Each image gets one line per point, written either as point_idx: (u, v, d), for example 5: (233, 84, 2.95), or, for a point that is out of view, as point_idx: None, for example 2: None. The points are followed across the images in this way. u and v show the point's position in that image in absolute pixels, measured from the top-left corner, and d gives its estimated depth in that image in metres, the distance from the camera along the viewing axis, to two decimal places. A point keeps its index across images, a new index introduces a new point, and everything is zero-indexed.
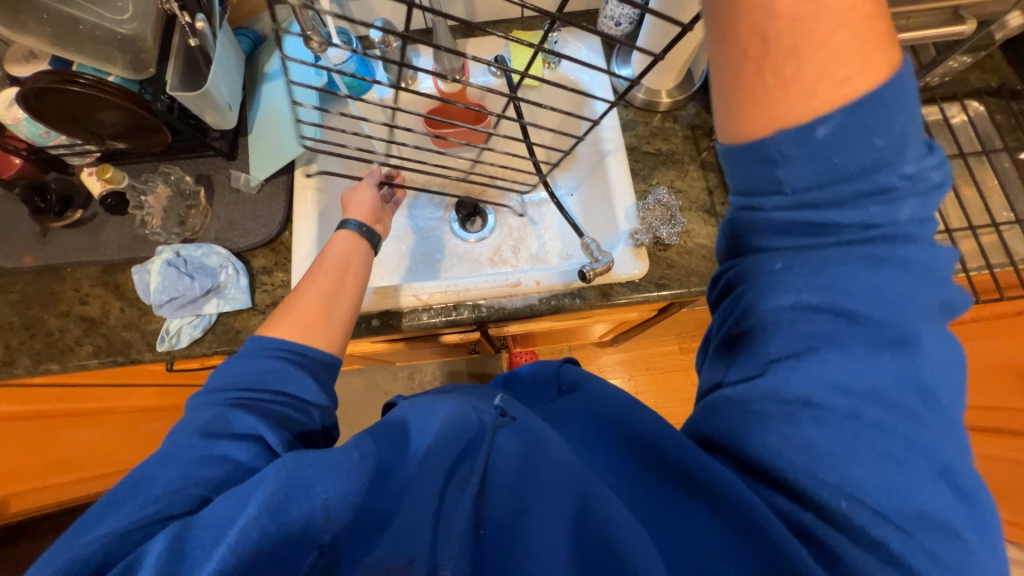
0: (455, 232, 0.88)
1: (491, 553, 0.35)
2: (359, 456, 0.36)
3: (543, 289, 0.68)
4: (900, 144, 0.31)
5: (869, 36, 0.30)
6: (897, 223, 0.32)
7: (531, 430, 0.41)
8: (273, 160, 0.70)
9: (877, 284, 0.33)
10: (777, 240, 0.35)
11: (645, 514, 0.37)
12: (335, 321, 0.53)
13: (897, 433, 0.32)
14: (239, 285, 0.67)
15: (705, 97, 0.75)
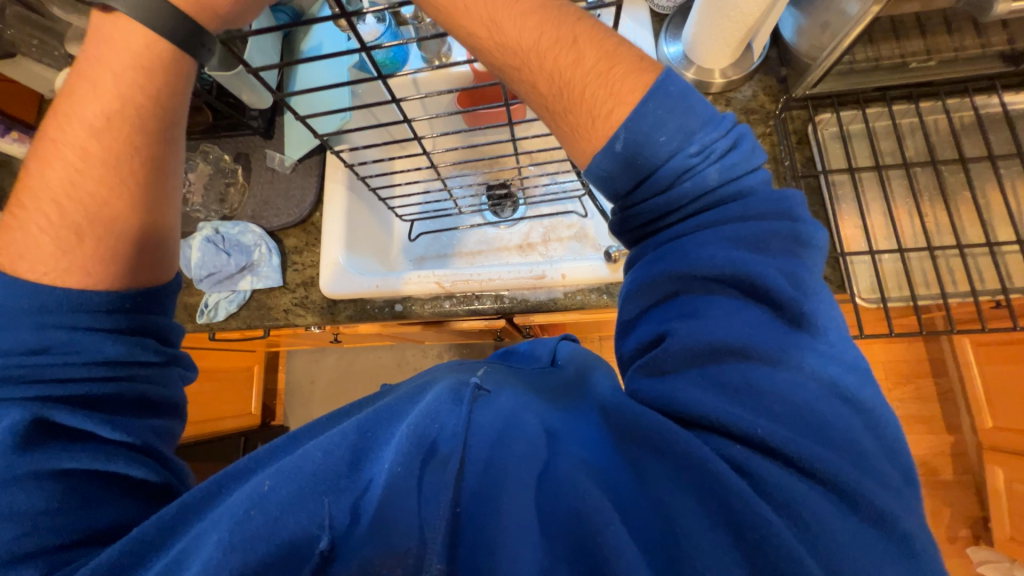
0: (486, 217, 0.86)
1: (468, 537, 0.34)
2: (323, 455, 0.36)
3: (568, 284, 0.65)
4: (683, 134, 0.35)
5: (635, 87, 0.36)
6: (721, 186, 0.35)
7: (508, 404, 0.39)
8: (306, 141, 0.70)
9: (728, 239, 0.34)
10: (662, 224, 0.37)
11: (626, 508, 0.32)
12: (125, 194, 0.43)
13: (848, 422, 0.31)
14: (271, 265, 0.69)
15: (765, 77, 0.68)
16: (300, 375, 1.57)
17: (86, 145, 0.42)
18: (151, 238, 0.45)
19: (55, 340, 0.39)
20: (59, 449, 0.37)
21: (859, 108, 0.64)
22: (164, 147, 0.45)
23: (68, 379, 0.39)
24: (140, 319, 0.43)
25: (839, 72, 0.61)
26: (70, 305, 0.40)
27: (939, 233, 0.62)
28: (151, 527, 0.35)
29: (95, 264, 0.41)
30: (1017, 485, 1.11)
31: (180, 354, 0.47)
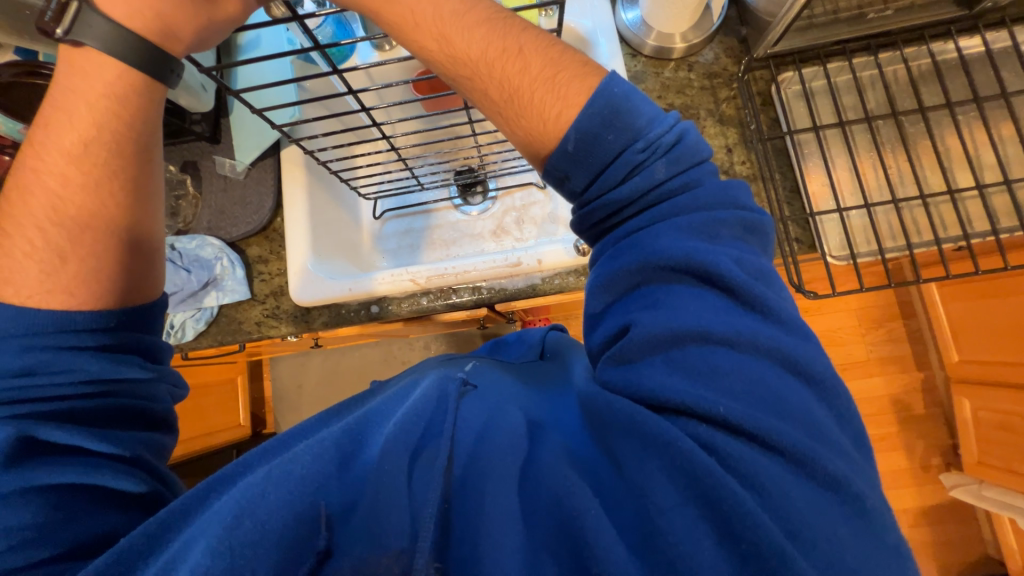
0: (457, 206, 0.84)
1: (455, 530, 0.34)
2: (313, 458, 0.36)
3: (546, 268, 0.64)
4: (631, 129, 0.36)
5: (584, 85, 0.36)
6: (671, 180, 0.36)
7: (494, 399, 0.41)
8: (258, 143, 0.67)
9: (683, 227, 0.34)
10: (619, 216, 0.37)
11: (607, 489, 0.33)
12: (107, 216, 0.41)
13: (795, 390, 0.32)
14: (236, 277, 0.66)
15: (726, 37, 0.66)
16: (286, 382, 1.53)
17: (64, 171, 0.40)
18: (137, 256, 0.42)
19: (40, 361, 0.37)
20: (49, 465, 0.35)
21: (819, 64, 0.63)
22: (143, 168, 0.43)
23: (54, 399, 0.37)
24: (124, 338, 0.40)
25: (798, 28, 0.60)
26: (52, 325, 0.38)
27: (903, 185, 0.63)
28: (140, 536, 0.34)
29: (82, 285, 0.39)
30: (983, 413, 1.19)
31: (168, 369, 0.45)
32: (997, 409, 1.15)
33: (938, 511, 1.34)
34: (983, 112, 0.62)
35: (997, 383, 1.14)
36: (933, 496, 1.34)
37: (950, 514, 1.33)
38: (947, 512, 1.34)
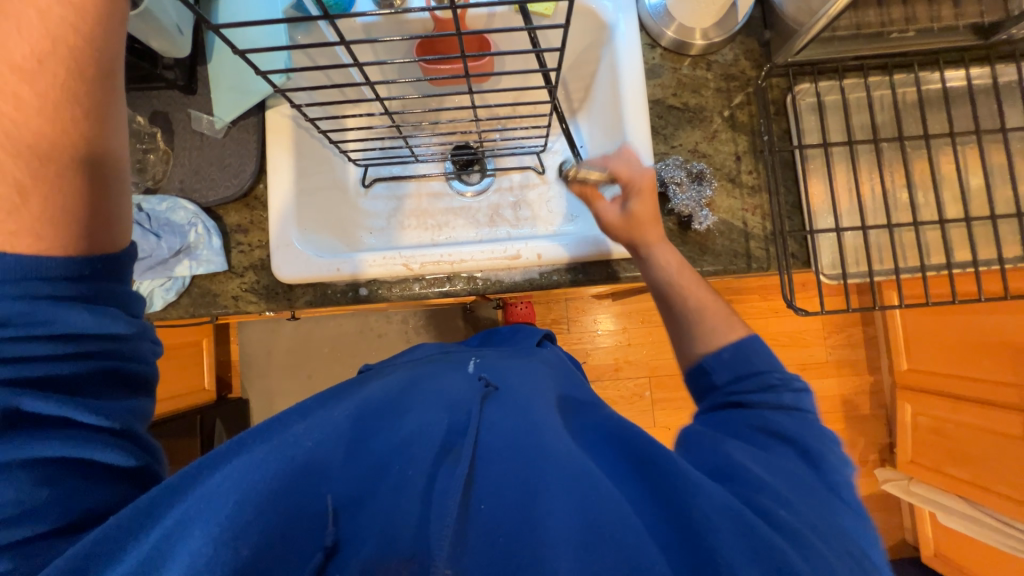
0: (451, 186, 0.80)
1: (498, 533, 0.35)
2: (314, 444, 0.38)
3: (544, 263, 0.63)
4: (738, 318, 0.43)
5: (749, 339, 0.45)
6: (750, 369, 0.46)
7: (515, 405, 0.45)
8: (239, 96, 0.61)
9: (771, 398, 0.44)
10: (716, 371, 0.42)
11: (636, 498, 0.38)
12: (74, 149, 0.34)
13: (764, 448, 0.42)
14: (212, 247, 0.61)
15: (746, 39, 0.65)
16: (255, 348, 1.48)
17: (16, 89, 0.32)
18: (109, 198, 0.36)
19: (12, 311, 0.32)
20: (31, 436, 0.32)
21: (835, 78, 0.63)
22: (105, 103, 0.35)
23: (27, 362, 0.33)
24: (105, 290, 0.36)
25: (822, 39, 0.59)
26: (18, 271, 0.32)
27: (900, 209, 0.64)
28: (126, 513, 0.33)
29: (52, 226, 0.34)
30: (921, 418, 1.29)
31: (154, 326, 0.41)
32: (935, 415, 1.25)
33: (870, 501, 1.47)
34: (980, 145, 0.64)
35: (938, 392, 1.24)
36: (867, 488, 1.46)
37: (880, 505, 1.47)
38: (878, 503, 1.47)
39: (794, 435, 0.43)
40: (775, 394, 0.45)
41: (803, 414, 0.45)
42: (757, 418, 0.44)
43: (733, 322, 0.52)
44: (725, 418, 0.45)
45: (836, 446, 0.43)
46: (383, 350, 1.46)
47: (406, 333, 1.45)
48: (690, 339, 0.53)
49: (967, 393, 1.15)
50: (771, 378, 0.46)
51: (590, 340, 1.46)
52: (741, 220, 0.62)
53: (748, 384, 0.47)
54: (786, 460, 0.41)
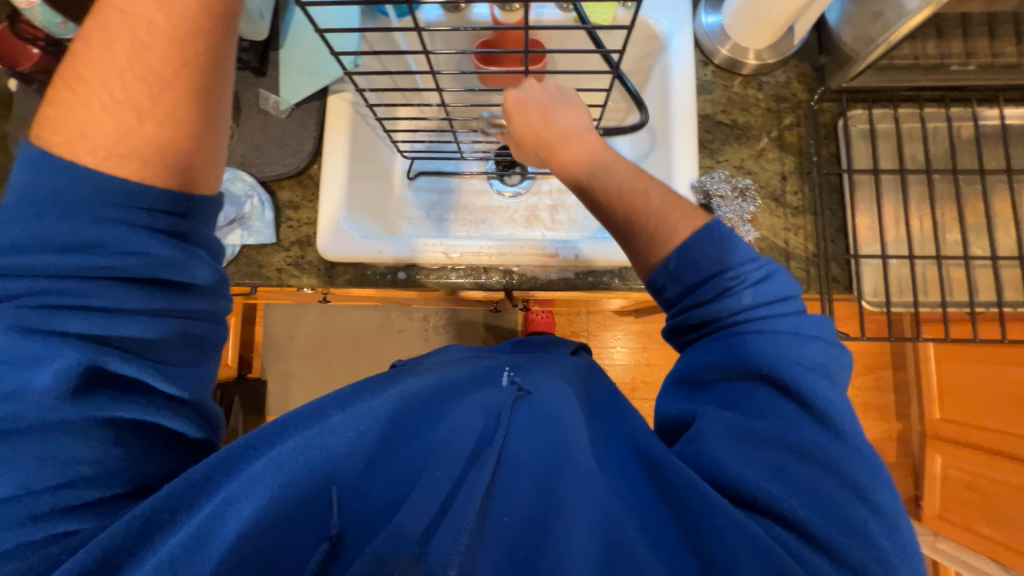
0: (492, 185, 0.81)
1: (511, 547, 0.37)
2: (355, 436, 0.40)
3: (581, 263, 0.63)
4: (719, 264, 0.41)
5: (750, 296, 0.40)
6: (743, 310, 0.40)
7: (547, 412, 0.44)
8: (307, 80, 0.65)
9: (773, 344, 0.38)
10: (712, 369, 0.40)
11: (653, 523, 0.37)
12: (191, 83, 0.38)
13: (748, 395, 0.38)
14: (264, 219, 0.64)
15: (800, 62, 0.65)
16: (278, 331, 1.50)
17: (153, 19, 0.37)
18: (208, 141, 0.40)
19: (111, 236, 0.35)
20: (108, 398, 0.35)
21: (889, 107, 0.63)
22: (223, 44, 0.40)
23: (113, 311, 0.35)
24: (195, 229, 0.40)
25: (878, 67, 0.59)
26: (121, 198, 0.36)
27: (950, 241, 0.63)
28: (180, 483, 0.35)
29: (157, 156, 0.37)
30: (951, 470, 1.24)
31: (230, 280, 0.44)
32: (969, 470, 1.19)
33: None
34: None
35: (972, 446, 1.18)
36: None
37: None
38: None
39: (767, 358, 0.38)
40: (732, 300, 0.40)
41: (767, 311, 0.40)
42: (721, 352, 0.40)
43: (675, 223, 0.44)
44: (693, 358, 0.42)
45: (812, 340, 0.39)
46: (401, 345, 1.47)
47: (426, 331, 1.47)
48: (636, 254, 0.47)
49: (1004, 449, 1.09)
50: (723, 280, 0.41)
51: (608, 356, 1.45)
52: (783, 239, 0.62)
53: (699, 297, 0.42)
54: (772, 412, 0.37)
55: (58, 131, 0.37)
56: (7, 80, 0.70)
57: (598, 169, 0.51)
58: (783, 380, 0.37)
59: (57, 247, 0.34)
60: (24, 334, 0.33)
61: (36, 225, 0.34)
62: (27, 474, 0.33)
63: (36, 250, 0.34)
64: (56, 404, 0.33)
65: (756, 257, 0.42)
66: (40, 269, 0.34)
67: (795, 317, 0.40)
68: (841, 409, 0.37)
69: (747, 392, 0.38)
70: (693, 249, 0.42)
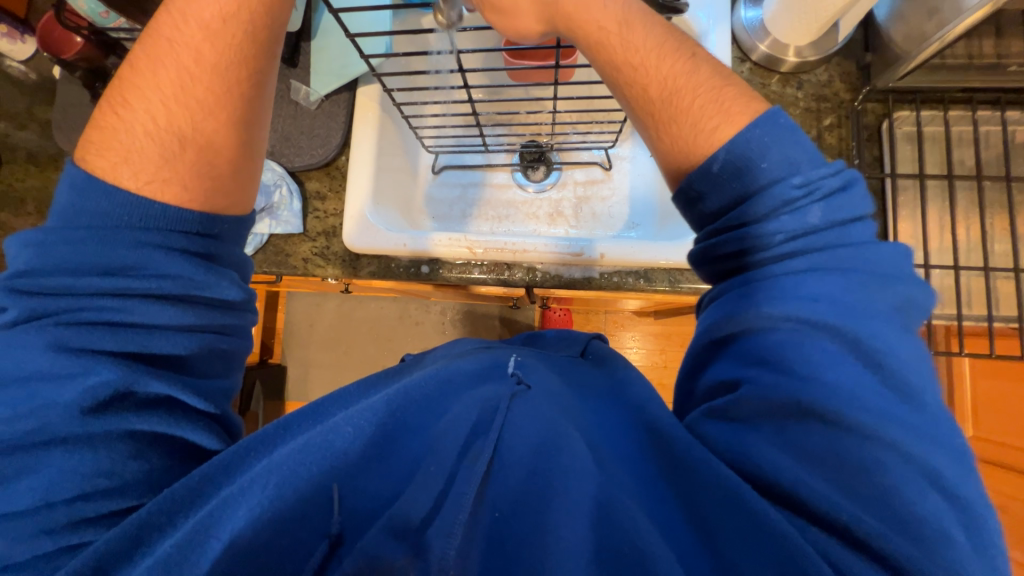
0: (516, 179, 0.80)
1: (509, 549, 0.38)
2: (352, 432, 0.39)
3: (606, 263, 0.63)
4: (789, 165, 0.39)
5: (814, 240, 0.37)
6: (817, 226, 0.37)
7: (542, 412, 0.42)
8: (336, 75, 0.65)
9: (847, 288, 0.36)
10: (771, 305, 0.37)
11: (653, 510, 0.37)
12: (234, 109, 0.41)
13: (822, 344, 0.35)
14: (292, 209, 0.65)
15: (843, 61, 0.63)
16: (300, 319, 1.53)
17: (198, 46, 0.40)
18: (245, 165, 0.43)
19: (148, 260, 0.36)
20: (131, 413, 0.36)
21: (939, 108, 0.60)
22: (264, 72, 0.43)
23: (143, 332, 0.36)
24: (228, 252, 0.41)
25: (928, 66, 0.56)
26: (161, 223, 0.38)
27: (999, 253, 0.60)
28: (179, 488, 0.36)
29: (195, 180, 0.39)
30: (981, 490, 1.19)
31: (255, 298, 0.45)
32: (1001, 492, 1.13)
33: None
34: None
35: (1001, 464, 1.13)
36: None
37: None
38: None
39: (829, 300, 0.35)
40: (799, 217, 0.38)
41: (830, 234, 0.37)
42: (781, 289, 0.37)
43: (729, 106, 0.42)
44: (733, 298, 0.40)
45: (888, 277, 0.36)
46: (418, 338, 1.48)
47: (442, 324, 1.48)
48: (673, 135, 0.44)
49: None
50: (790, 193, 0.38)
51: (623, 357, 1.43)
52: None
53: (747, 217, 0.39)
54: (826, 373, 0.34)
55: (101, 154, 0.39)
56: (51, 68, 0.72)
57: (631, 27, 0.47)
58: (853, 334, 0.35)
59: (97, 269, 0.36)
60: (60, 351, 0.34)
61: (79, 248, 0.36)
62: (49, 485, 0.33)
63: (77, 272, 0.35)
64: (78, 419, 0.34)
65: (834, 166, 0.39)
66: (78, 292, 0.35)
67: (869, 245, 0.37)
68: (916, 371, 0.34)
69: (813, 333, 0.35)
70: (752, 142, 0.40)
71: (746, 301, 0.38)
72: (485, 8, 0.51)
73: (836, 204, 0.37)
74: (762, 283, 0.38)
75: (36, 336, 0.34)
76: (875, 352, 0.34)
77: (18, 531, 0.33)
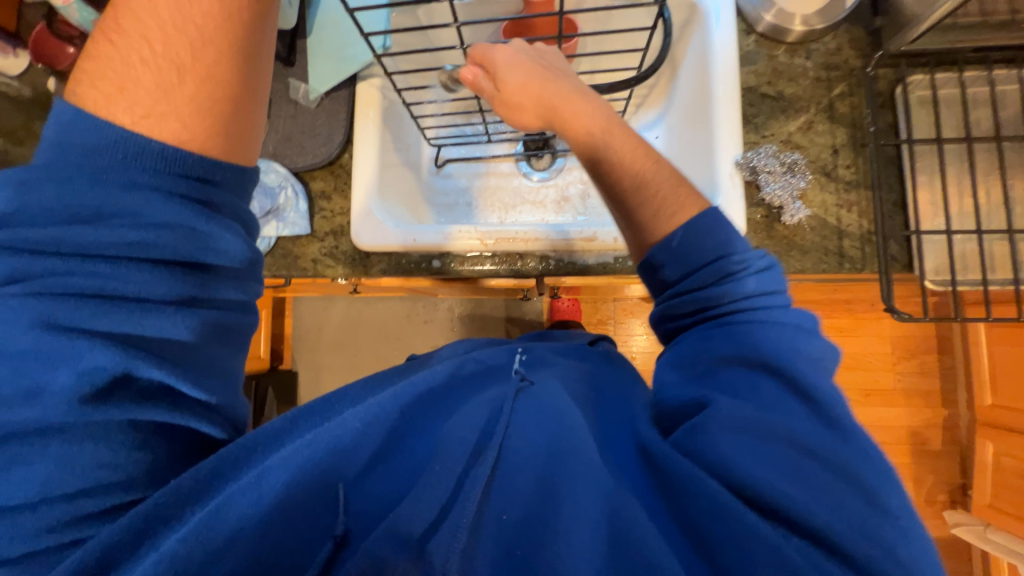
0: (520, 169, 0.79)
1: (518, 551, 0.36)
2: (362, 425, 0.40)
3: (620, 247, 0.62)
4: (729, 242, 0.43)
5: (749, 310, 0.40)
6: (752, 293, 0.41)
7: (550, 409, 0.42)
8: (334, 71, 0.64)
9: (781, 345, 0.38)
10: (719, 352, 0.40)
11: (653, 507, 0.37)
12: (233, 38, 0.38)
13: (763, 386, 0.37)
14: (298, 211, 0.64)
15: (851, 27, 0.61)
16: (307, 323, 1.53)
17: None
18: (248, 108, 0.40)
19: (144, 204, 0.35)
20: (133, 403, 0.35)
21: (954, 70, 0.59)
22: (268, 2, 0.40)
23: (143, 296, 0.35)
24: (231, 201, 0.39)
25: (941, 27, 0.54)
26: (159, 163, 0.36)
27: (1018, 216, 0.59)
28: (188, 478, 0.36)
29: (194, 117, 0.37)
30: (1005, 459, 1.17)
31: (264, 262, 0.43)
32: (1021, 457, 1.12)
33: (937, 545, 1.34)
34: None
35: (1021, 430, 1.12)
36: (934, 530, 1.32)
37: (947, 550, 1.33)
38: (945, 548, 1.34)
39: (769, 349, 0.38)
40: (738, 284, 0.41)
41: (767, 301, 0.41)
42: (723, 339, 0.40)
43: (685, 199, 0.46)
44: (692, 345, 0.42)
45: (810, 339, 0.39)
46: (427, 335, 1.48)
47: (451, 321, 1.47)
48: (639, 225, 0.47)
49: None
50: (730, 267, 0.41)
51: (634, 344, 1.42)
52: (834, 217, 0.58)
53: (693, 283, 0.42)
54: (778, 406, 0.37)
55: (93, 87, 0.36)
56: (47, 80, 0.72)
57: (614, 130, 0.49)
58: (791, 372, 0.37)
59: (86, 213, 0.34)
60: (49, 330, 0.33)
61: (70, 190, 0.34)
62: (41, 481, 0.33)
63: (70, 218, 0.34)
64: (76, 409, 0.33)
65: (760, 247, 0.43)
66: (74, 241, 0.34)
67: (793, 314, 0.41)
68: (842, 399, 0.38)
69: (754, 380, 0.38)
70: (703, 225, 0.43)
71: (695, 350, 0.41)
72: (494, 104, 0.54)
73: (768, 276, 0.41)
74: (710, 341, 0.41)
75: (20, 311, 0.33)
76: (810, 386, 0.37)
77: (18, 528, 0.33)
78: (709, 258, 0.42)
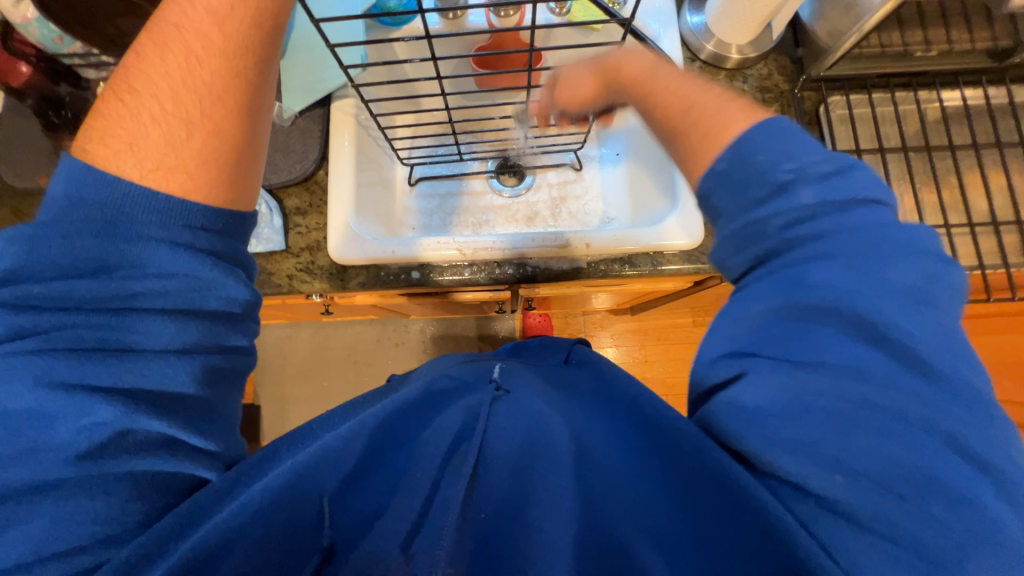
0: (491, 185, 0.82)
1: (493, 546, 0.40)
2: (343, 442, 0.39)
3: (592, 251, 0.65)
4: (784, 152, 0.35)
5: (820, 240, 0.33)
6: (818, 208, 0.34)
7: (529, 409, 0.45)
8: (307, 93, 0.66)
9: (858, 278, 0.32)
10: (783, 293, 0.33)
11: (630, 496, 0.40)
12: (240, 95, 0.39)
13: (833, 342, 0.32)
14: (273, 225, 0.64)
15: (779, 56, 0.70)
16: (271, 353, 1.46)
17: (207, 30, 0.38)
18: (250, 160, 0.40)
19: (151, 258, 0.35)
20: (130, 455, 0.33)
21: (864, 93, 0.69)
22: (271, 60, 0.41)
23: (149, 348, 0.34)
24: (234, 248, 0.39)
25: (850, 57, 0.64)
26: (163, 217, 0.36)
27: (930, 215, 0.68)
28: (176, 514, 0.33)
29: (201, 169, 0.37)
30: None
31: (263, 302, 0.42)
32: None
33: None
34: (1002, 155, 0.68)
35: None
36: None
37: None
38: None
39: (836, 289, 0.32)
40: (788, 201, 0.34)
41: (830, 219, 0.34)
42: (782, 279, 0.34)
43: (734, 109, 0.38)
44: (748, 290, 0.36)
45: (900, 264, 0.32)
46: (400, 358, 1.45)
47: (424, 342, 1.46)
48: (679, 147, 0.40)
49: None
50: (780, 177, 0.34)
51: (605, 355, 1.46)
52: None
53: (742, 214, 0.36)
54: (835, 363, 0.31)
55: (104, 143, 0.37)
56: None
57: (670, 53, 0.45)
58: (863, 317, 0.31)
59: (92, 270, 0.34)
60: (51, 387, 0.32)
61: (75, 245, 0.34)
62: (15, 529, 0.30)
63: (72, 275, 0.33)
64: (73, 464, 0.32)
65: (824, 152, 0.35)
66: (79, 296, 0.33)
67: (880, 226, 0.33)
68: (939, 351, 0.31)
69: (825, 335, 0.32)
70: (752, 137, 0.36)
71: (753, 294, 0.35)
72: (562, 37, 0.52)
73: (833, 185, 0.34)
74: (770, 282, 0.34)
75: (24, 370, 0.32)
76: (891, 336, 0.31)
77: None
78: (763, 179, 0.35)
